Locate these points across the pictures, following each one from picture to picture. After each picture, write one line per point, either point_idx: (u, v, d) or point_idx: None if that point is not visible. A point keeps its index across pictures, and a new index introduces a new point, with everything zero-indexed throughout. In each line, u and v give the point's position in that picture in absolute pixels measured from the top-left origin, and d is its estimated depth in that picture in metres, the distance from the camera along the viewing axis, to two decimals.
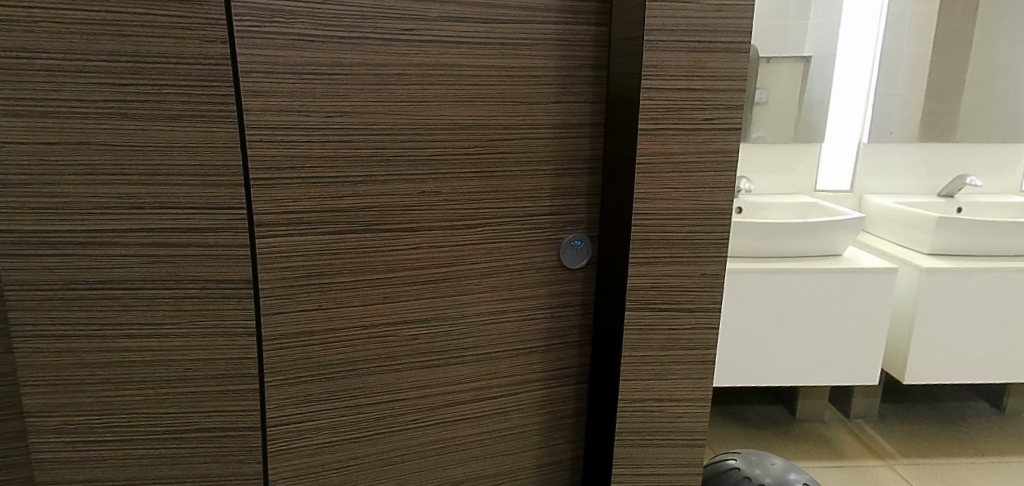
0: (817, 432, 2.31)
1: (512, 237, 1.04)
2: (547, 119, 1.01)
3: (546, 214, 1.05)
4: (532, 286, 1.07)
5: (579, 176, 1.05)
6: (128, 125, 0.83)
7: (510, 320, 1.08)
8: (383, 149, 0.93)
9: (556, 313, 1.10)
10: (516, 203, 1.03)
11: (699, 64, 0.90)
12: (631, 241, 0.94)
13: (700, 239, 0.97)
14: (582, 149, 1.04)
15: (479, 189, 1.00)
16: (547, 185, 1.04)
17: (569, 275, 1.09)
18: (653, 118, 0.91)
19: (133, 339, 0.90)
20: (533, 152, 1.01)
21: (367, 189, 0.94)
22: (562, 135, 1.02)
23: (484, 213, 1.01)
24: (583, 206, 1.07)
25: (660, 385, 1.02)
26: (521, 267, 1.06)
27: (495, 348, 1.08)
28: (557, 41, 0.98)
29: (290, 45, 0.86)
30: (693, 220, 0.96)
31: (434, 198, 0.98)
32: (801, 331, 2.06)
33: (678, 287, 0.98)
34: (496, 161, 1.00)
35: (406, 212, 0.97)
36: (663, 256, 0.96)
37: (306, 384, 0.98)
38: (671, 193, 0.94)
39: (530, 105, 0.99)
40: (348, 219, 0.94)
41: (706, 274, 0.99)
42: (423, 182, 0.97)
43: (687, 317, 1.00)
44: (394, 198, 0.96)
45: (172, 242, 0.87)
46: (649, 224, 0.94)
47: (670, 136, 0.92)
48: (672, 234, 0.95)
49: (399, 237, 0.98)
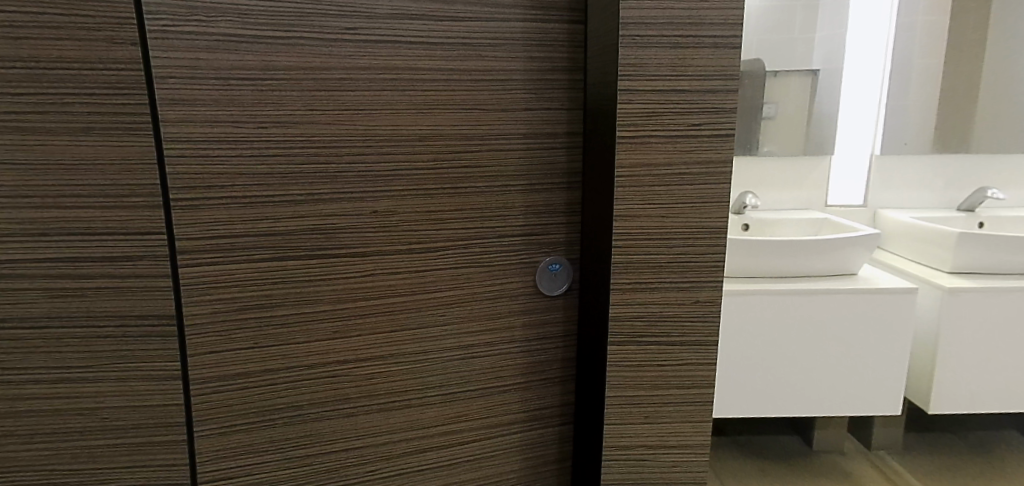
0: (835, 465, 2.15)
1: (480, 262, 0.92)
2: (517, 128, 0.90)
3: (519, 235, 0.93)
4: (505, 317, 0.96)
5: (555, 191, 0.94)
6: (26, 140, 0.72)
7: (480, 356, 0.95)
8: (328, 164, 0.82)
9: (535, 347, 0.98)
10: (484, 223, 0.91)
11: (684, 60, 0.78)
12: (612, 262, 0.83)
13: (692, 261, 0.84)
14: (557, 161, 0.93)
15: (440, 208, 0.89)
16: (518, 203, 0.92)
17: (548, 303, 0.97)
18: (631, 124, 0.79)
19: (42, 385, 0.79)
20: (502, 165, 0.90)
21: (309, 210, 0.83)
22: (533, 146, 0.91)
23: (447, 234, 0.90)
24: (560, 226, 0.95)
25: (650, 431, 0.88)
26: (492, 295, 0.94)
27: (464, 386, 0.95)
28: (525, 41, 0.88)
29: (214, 46, 0.75)
30: (682, 239, 0.83)
31: (389, 219, 0.87)
32: (815, 357, 1.92)
33: (668, 317, 0.85)
34: (459, 176, 0.89)
35: (356, 236, 0.85)
36: (649, 282, 0.84)
37: (244, 433, 0.86)
38: (657, 207, 0.82)
39: (497, 113, 0.89)
40: (289, 245, 0.83)
41: (701, 302, 0.85)
42: (376, 201, 0.85)
43: (678, 352, 0.86)
44: (341, 219, 0.84)
45: (82, 273, 0.76)
46: (632, 243, 0.82)
47: (653, 143, 0.80)
48: (660, 255, 0.83)
49: (349, 263, 0.86)
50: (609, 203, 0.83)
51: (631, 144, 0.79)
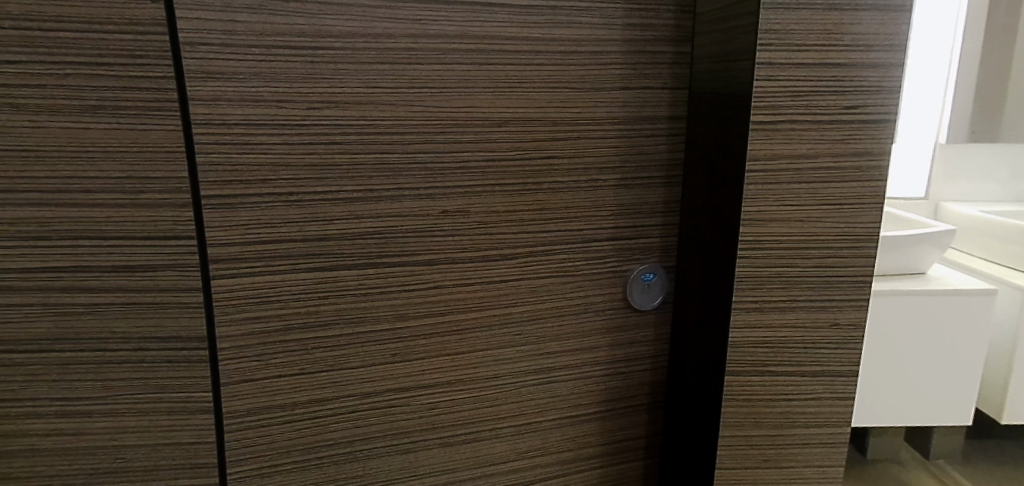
0: (894, 475, 2.00)
1: (562, 271, 0.78)
2: (611, 112, 0.75)
3: (609, 240, 0.79)
4: (588, 335, 0.81)
5: (652, 187, 0.79)
6: (21, 121, 0.57)
7: (559, 381, 0.81)
8: (390, 154, 0.67)
9: (621, 369, 0.84)
10: (569, 225, 0.76)
11: (839, 26, 0.63)
12: (735, 277, 0.68)
13: (832, 276, 0.69)
14: (656, 151, 0.77)
15: (520, 208, 0.74)
16: (610, 201, 0.77)
17: (637, 319, 0.83)
18: (770, 106, 0.64)
19: (43, 420, 0.64)
20: (592, 157, 0.75)
21: (367, 210, 0.68)
22: (630, 134, 0.76)
23: (526, 238, 0.75)
24: (656, 228, 0.80)
25: (769, 475, 0.74)
26: (575, 311, 0.79)
27: (540, 416, 0.81)
28: (626, 4, 0.72)
29: (255, 6, 0.60)
30: (820, 249, 0.68)
31: (459, 220, 0.72)
32: (888, 365, 1.76)
33: (799, 342, 0.70)
34: (543, 170, 0.74)
35: (420, 240, 0.71)
36: (778, 301, 0.69)
37: (287, 474, 0.71)
38: (795, 211, 0.67)
39: (588, 94, 0.73)
40: (342, 252, 0.68)
41: (840, 325, 0.71)
42: (445, 199, 0.71)
43: (808, 383, 0.72)
44: (405, 221, 0.70)
45: (92, 286, 0.62)
46: (762, 254, 0.67)
47: (794, 130, 0.65)
48: (793, 268, 0.68)
49: (412, 274, 0.71)
50: (733, 205, 0.67)
51: (768, 133, 0.64)
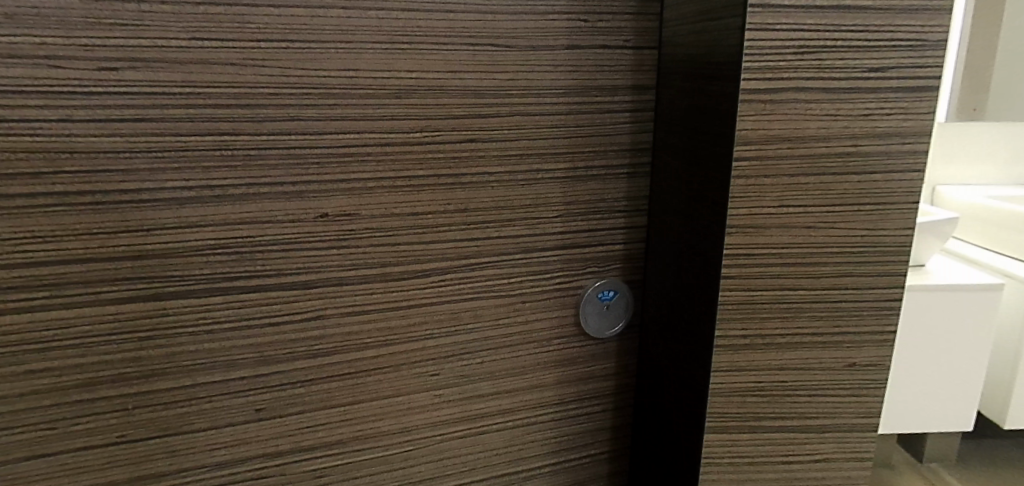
0: None
1: (493, 292, 0.59)
2: (554, 79, 0.55)
3: (555, 249, 0.60)
4: (530, 372, 0.62)
5: (610, 180, 0.60)
6: None
7: (492, 431, 0.63)
8: (236, 136, 0.47)
9: (573, 412, 0.65)
10: (500, 230, 0.57)
11: None
12: (718, 303, 0.49)
13: (849, 303, 0.51)
14: (615, 132, 0.59)
15: (430, 210, 0.54)
16: (555, 198, 0.58)
17: (594, 349, 0.64)
18: (766, 68, 0.45)
19: None
20: (529, 140, 0.56)
21: (207, 215, 0.48)
22: (581, 109, 0.57)
23: (442, 250, 0.56)
24: (617, 232, 0.62)
25: None
26: (512, 342, 0.61)
27: (467, 475, 0.63)
28: None
29: None
30: (834, 266, 0.50)
31: (345, 227, 0.52)
32: None
33: (803, 390, 0.52)
34: (461, 158, 0.54)
35: (289, 257, 0.51)
36: (776, 336, 0.51)
37: None
38: (800, 214, 0.48)
39: (522, 55, 0.54)
40: (172, 276, 0.48)
41: (857, 367, 0.53)
42: (323, 199, 0.51)
43: (812, 441, 0.54)
44: (265, 231, 0.50)
45: None
46: (755, 273, 0.49)
47: (800, 102, 0.46)
48: (796, 292, 0.50)
49: (278, 302, 0.52)
50: (716, 206, 0.49)
51: (764, 106, 0.46)
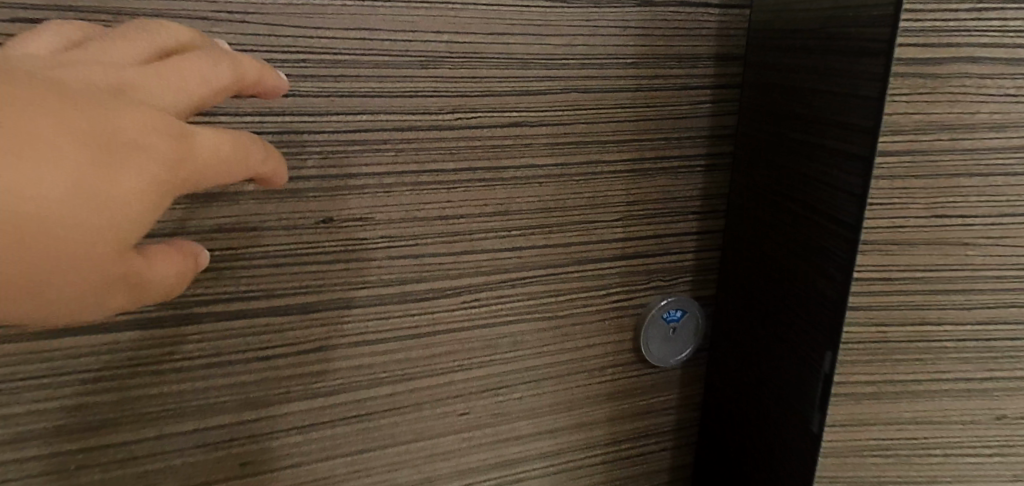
0: None
1: (536, 313, 0.47)
2: (620, 46, 0.43)
3: (613, 260, 0.48)
4: (578, 407, 0.51)
5: (684, 175, 0.48)
6: None
7: (532, 477, 0.52)
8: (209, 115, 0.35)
9: (627, 452, 0.54)
10: (548, 237, 0.45)
11: None
12: (841, 343, 0.38)
13: (1006, 341, 0.39)
14: (692, 116, 0.47)
15: (462, 213, 0.42)
16: (616, 198, 0.46)
17: (655, 379, 0.53)
18: (929, 30, 0.33)
19: None
20: (586, 124, 0.44)
21: (173, 221, 0.36)
22: (652, 85, 0.45)
23: (476, 263, 0.44)
24: (688, 239, 0.50)
25: None
26: (558, 373, 0.49)
27: None
28: None
29: None
30: (992, 295, 0.38)
31: (353, 236, 0.40)
32: None
33: (936, 448, 0.41)
34: (502, 146, 0.42)
35: (281, 274, 0.39)
36: (910, 381, 0.39)
37: None
38: (958, 228, 0.37)
39: (581, 14, 0.41)
40: None
41: (1008, 420, 0.41)
42: (324, 199, 0.39)
43: None
44: (249, 241, 0.38)
45: None
46: (893, 303, 0.38)
47: (969, 78, 0.34)
48: (941, 328, 0.38)
49: (267, 331, 0.40)
50: (842, 216, 0.37)
51: (924, 83, 0.34)
